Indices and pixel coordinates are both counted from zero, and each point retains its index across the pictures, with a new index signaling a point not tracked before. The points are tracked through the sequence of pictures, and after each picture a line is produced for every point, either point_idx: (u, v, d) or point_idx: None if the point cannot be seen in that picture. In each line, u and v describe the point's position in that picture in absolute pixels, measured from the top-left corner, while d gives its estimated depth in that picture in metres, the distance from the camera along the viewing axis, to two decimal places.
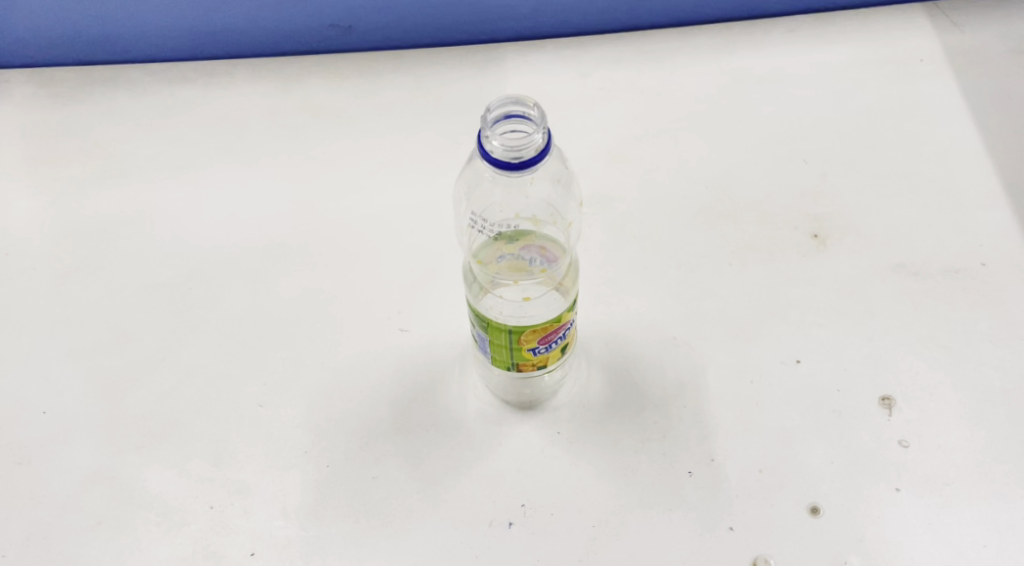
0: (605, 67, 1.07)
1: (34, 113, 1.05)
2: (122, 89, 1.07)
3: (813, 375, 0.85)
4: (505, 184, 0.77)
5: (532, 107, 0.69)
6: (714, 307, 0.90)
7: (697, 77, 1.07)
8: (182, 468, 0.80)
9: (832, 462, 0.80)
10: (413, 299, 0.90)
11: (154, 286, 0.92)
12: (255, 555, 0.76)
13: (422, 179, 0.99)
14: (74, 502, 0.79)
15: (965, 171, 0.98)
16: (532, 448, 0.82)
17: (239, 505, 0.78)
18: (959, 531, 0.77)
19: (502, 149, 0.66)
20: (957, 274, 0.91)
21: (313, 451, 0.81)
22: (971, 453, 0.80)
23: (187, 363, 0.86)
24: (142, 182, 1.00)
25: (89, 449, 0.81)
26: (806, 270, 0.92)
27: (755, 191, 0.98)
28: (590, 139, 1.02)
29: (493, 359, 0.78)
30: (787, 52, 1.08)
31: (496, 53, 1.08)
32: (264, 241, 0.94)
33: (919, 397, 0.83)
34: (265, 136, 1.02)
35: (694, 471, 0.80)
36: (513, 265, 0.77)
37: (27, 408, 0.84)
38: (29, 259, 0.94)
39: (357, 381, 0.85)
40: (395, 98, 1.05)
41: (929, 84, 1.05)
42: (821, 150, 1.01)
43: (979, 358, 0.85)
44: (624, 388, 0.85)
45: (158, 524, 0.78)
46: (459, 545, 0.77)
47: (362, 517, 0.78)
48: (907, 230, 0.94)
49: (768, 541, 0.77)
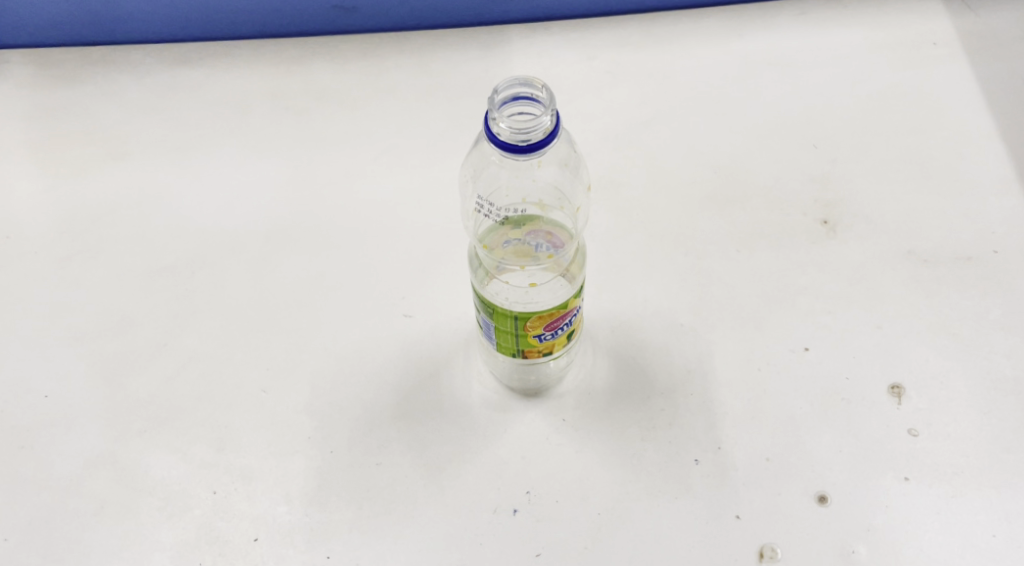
0: (613, 49, 1.05)
1: (34, 95, 1.04)
2: (123, 70, 1.06)
3: (822, 363, 0.84)
4: (512, 168, 0.71)
5: (541, 89, 0.65)
6: (721, 294, 0.88)
7: (706, 60, 1.05)
8: (184, 453, 0.81)
9: (841, 450, 0.79)
10: (416, 286, 0.90)
11: (157, 270, 0.92)
12: (258, 540, 0.77)
13: (426, 163, 0.98)
14: (76, 486, 0.80)
15: (978, 156, 0.96)
16: (537, 435, 0.82)
17: (243, 491, 0.79)
18: (968, 520, 0.76)
19: (510, 131, 0.63)
20: (969, 260, 0.89)
21: (317, 437, 0.82)
22: (982, 442, 0.79)
23: (190, 348, 0.87)
24: (144, 165, 0.99)
25: (91, 434, 0.82)
26: (815, 257, 0.90)
27: (764, 177, 0.96)
28: (597, 123, 1.00)
29: (498, 347, 0.76)
30: (797, 34, 1.06)
31: (501, 35, 1.06)
32: (267, 226, 0.94)
33: (930, 385, 0.82)
34: (269, 119, 1.02)
35: (700, 459, 0.80)
36: (518, 251, 0.74)
37: (30, 392, 0.85)
38: (32, 243, 0.94)
39: (359, 367, 0.86)
40: (399, 82, 1.04)
41: (944, 67, 1.02)
42: (832, 135, 0.99)
43: (990, 347, 0.84)
44: (630, 375, 0.85)
45: (161, 509, 0.79)
46: (462, 532, 0.77)
47: (365, 503, 0.79)
48: (919, 216, 0.92)
49: (775, 530, 0.76)
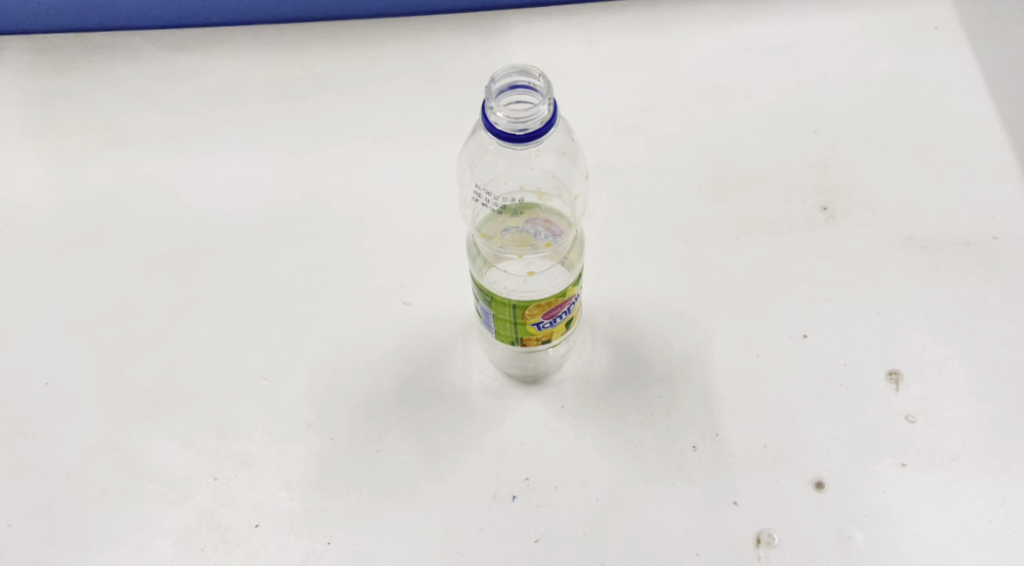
0: (612, 35, 1.05)
1: (32, 82, 1.04)
2: (122, 56, 1.05)
3: (821, 350, 0.84)
4: (510, 157, 0.71)
5: (538, 77, 0.65)
6: (720, 281, 0.88)
7: (706, 46, 1.04)
8: (185, 440, 0.82)
9: (839, 436, 0.80)
10: (415, 273, 0.90)
11: (156, 257, 0.92)
12: (259, 526, 0.78)
13: (425, 149, 0.98)
14: (79, 473, 0.80)
15: (979, 141, 0.95)
16: (535, 422, 0.82)
17: (243, 478, 0.80)
18: (965, 505, 0.76)
19: (508, 120, 0.62)
20: (968, 247, 0.89)
21: (316, 424, 0.82)
22: (979, 428, 0.79)
23: (190, 336, 0.87)
24: (142, 152, 0.99)
25: (93, 421, 0.83)
26: (814, 243, 0.90)
27: (763, 162, 0.96)
28: (596, 109, 1.00)
29: (497, 334, 0.76)
30: (798, 20, 1.05)
31: (501, 21, 1.06)
32: (266, 213, 0.94)
33: (928, 371, 0.82)
34: (268, 105, 1.02)
35: (698, 446, 0.80)
36: (517, 239, 0.74)
37: (32, 378, 0.85)
38: (32, 230, 0.94)
39: (359, 355, 0.86)
40: (398, 68, 1.04)
41: (945, 52, 1.02)
42: (832, 121, 0.98)
43: (988, 333, 0.84)
44: (629, 361, 0.85)
45: (163, 495, 0.79)
46: (461, 518, 0.78)
47: (365, 490, 0.79)
48: (919, 202, 0.92)
49: (772, 517, 0.77)
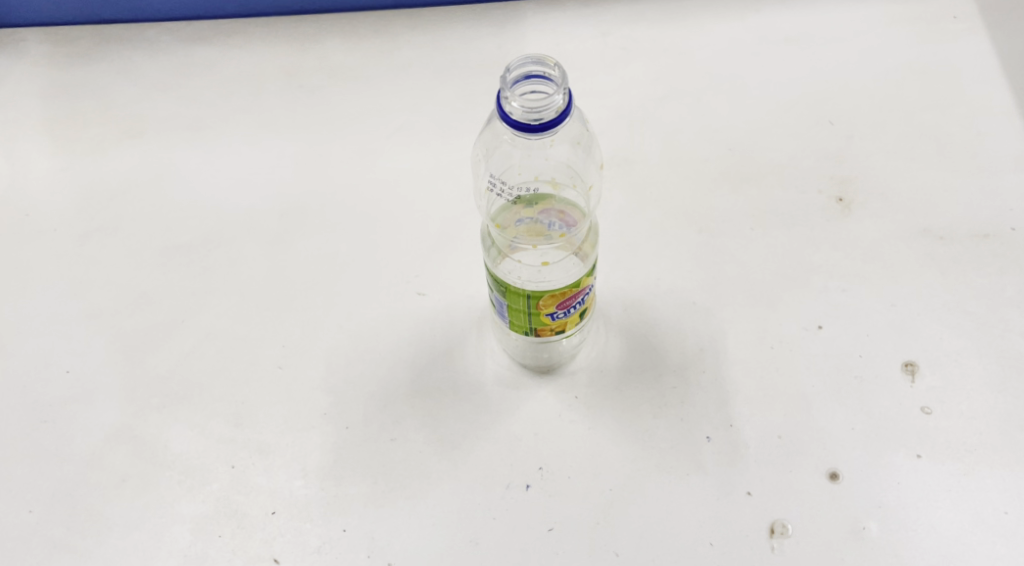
0: (627, 26, 1.05)
1: (50, 73, 1.05)
2: (139, 48, 1.06)
3: (836, 341, 0.84)
4: (524, 147, 0.71)
5: (554, 67, 0.65)
6: (735, 272, 0.88)
7: (720, 36, 1.04)
8: (202, 428, 0.82)
9: (853, 428, 0.80)
10: (429, 263, 0.91)
11: (172, 248, 0.93)
12: (276, 513, 0.78)
13: (439, 140, 0.98)
14: (97, 460, 0.81)
15: (997, 132, 0.95)
16: (549, 412, 0.82)
17: (260, 465, 0.81)
18: (980, 498, 0.76)
19: (523, 110, 0.62)
20: (985, 238, 0.88)
21: (332, 412, 0.83)
22: (995, 420, 0.79)
23: (207, 325, 0.88)
24: (159, 143, 1.00)
25: (112, 409, 0.84)
26: (829, 234, 0.90)
27: (779, 153, 0.95)
28: (610, 100, 1.00)
29: (511, 325, 0.76)
30: (815, 9, 1.05)
31: (515, 12, 1.06)
32: (282, 204, 0.95)
33: (944, 363, 0.82)
34: (282, 97, 1.02)
35: (712, 437, 0.80)
36: (531, 230, 0.75)
37: (50, 367, 0.86)
38: (51, 221, 0.95)
39: (374, 345, 0.86)
40: (413, 59, 1.04)
41: (964, 42, 1.01)
42: (848, 111, 0.98)
43: (1006, 325, 0.83)
44: (642, 352, 0.85)
45: (181, 483, 0.80)
46: (475, 506, 0.78)
47: (380, 479, 0.80)
48: (936, 193, 0.91)
49: (786, 507, 0.77)
